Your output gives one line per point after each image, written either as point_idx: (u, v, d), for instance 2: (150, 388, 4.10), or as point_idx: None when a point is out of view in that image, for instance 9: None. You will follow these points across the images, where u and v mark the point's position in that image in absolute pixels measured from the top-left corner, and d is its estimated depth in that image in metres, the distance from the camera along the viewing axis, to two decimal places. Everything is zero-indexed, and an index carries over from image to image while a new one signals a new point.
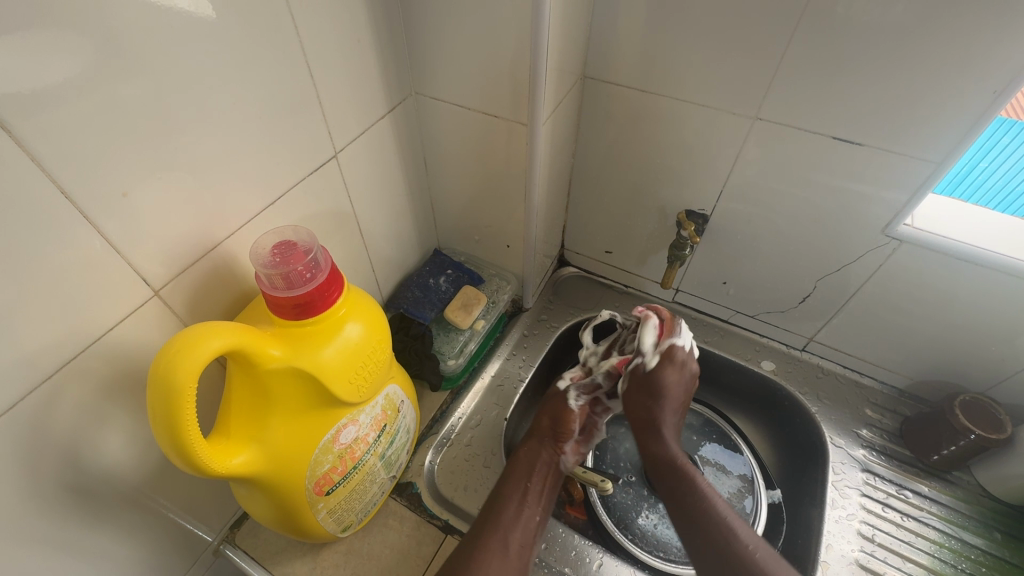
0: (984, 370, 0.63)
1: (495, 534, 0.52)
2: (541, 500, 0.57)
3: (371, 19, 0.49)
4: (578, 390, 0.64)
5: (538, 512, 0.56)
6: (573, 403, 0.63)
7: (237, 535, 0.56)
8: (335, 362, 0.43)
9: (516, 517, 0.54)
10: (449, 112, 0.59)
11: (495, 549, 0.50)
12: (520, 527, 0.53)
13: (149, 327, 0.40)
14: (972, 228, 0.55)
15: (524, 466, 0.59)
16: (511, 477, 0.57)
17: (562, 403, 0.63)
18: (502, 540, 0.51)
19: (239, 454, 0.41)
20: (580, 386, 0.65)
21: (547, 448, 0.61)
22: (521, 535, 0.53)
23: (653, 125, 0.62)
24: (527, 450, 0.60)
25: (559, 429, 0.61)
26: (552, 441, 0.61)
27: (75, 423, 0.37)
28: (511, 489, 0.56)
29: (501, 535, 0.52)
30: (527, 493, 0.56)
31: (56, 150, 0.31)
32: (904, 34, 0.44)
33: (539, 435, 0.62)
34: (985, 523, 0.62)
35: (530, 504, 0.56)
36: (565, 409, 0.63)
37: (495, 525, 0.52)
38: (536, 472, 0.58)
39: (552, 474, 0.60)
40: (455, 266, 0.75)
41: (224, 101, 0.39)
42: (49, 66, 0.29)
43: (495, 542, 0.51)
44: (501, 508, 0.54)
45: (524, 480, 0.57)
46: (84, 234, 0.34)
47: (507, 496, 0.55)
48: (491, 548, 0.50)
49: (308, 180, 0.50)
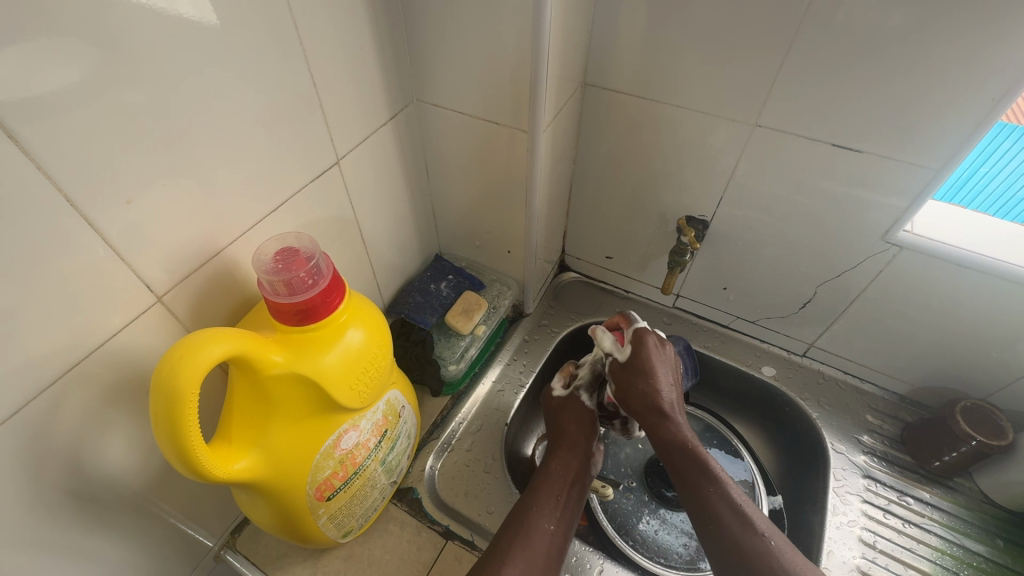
0: (986, 376, 0.62)
1: (522, 546, 0.49)
2: (572, 513, 0.55)
3: (373, 27, 0.50)
4: (589, 388, 0.66)
5: (566, 526, 0.53)
6: (588, 401, 0.66)
7: (237, 540, 0.57)
8: (337, 368, 0.43)
9: (546, 530, 0.51)
10: (450, 119, 0.59)
11: (521, 562, 0.48)
12: (547, 541, 0.51)
13: (152, 333, 0.41)
14: (972, 235, 0.55)
15: (554, 477, 0.57)
16: (540, 486, 0.55)
17: (583, 409, 0.64)
18: (529, 552, 0.49)
19: (241, 460, 0.41)
20: (590, 386, 0.66)
21: (576, 459, 0.59)
22: (548, 549, 0.50)
23: (653, 131, 0.62)
24: (558, 461, 0.59)
25: (583, 433, 0.62)
26: (581, 448, 0.60)
27: (79, 428, 0.38)
28: (544, 499, 0.54)
29: (528, 550, 0.49)
30: (557, 504, 0.54)
31: (60, 157, 0.31)
32: (902, 42, 0.45)
33: (566, 444, 0.61)
34: (986, 530, 0.62)
35: (557, 517, 0.53)
36: (587, 411, 0.65)
37: (523, 538, 0.50)
38: (568, 481, 0.57)
39: (582, 486, 0.58)
40: (456, 272, 0.75)
41: (228, 108, 0.39)
42: (54, 72, 0.29)
43: (523, 557, 0.48)
44: (532, 519, 0.52)
45: (556, 491, 0.55)
46: (88, 240, 0.34)
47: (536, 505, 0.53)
48: (517, 559, 0.48)
49: (310, 186, 0.50)
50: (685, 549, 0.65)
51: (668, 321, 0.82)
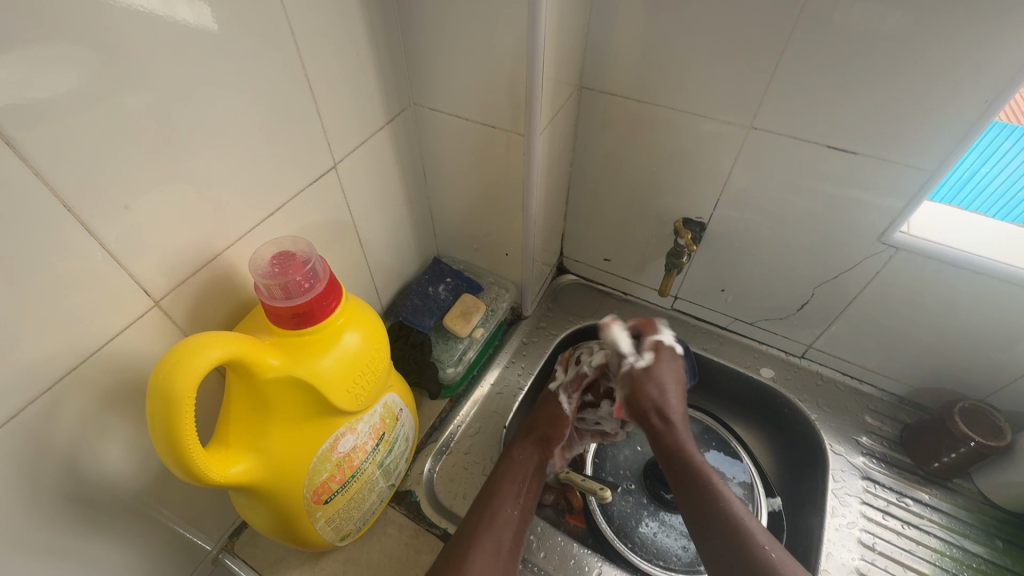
0: (983, 377, 0.63)
1: (488, 534, 0.52)
2: (530, 499, 0.57)
3: (369, 31, 0.50)
4: (568, 390, 0.64)
5: (525, 511, 0.56)
6: (565, 404, 0.64)
7: (236, 544, 0.57)
8: (334, 371, 0.43)
9: (510, 515, 0.54)
10: (447, 123, 0.59)
11: (488, 546, 0.51)
12: (511, 527, 0.53)
13: (150, 337, 0.41)
14: (970, 235, 0.55)
15: (516, 468, 0.58)
16: (504, 475, 0.57)
17: (556, 406, 0.64)
18: (495, 539, 0.51)
19: (237, 463, 0.41)
20: (570, 387, 0.64)
21: (537, 452, 0.61)
22: (512, 535, 0.53)
23: (649, 134, 0.62)
24: (522, 450, 0.60)
25: (551, 433, 0.62)
26: (546, 442, 0.61)
27: (76, 432, 0.38)
28: (507, 487, 0.56)
29: (494, 536, 0.52)
30: (519, 493, 0.56)
31: (56, 163, 0.31)
32: (896, 45, 0.45)
33: (531, 434, 0.62)
34: (986, 531, 0.62)
35: (520, 503, 0.56)
36: (559, 414, 0.63)
37: (489, 524, 0.52)
38: (529, 471, 0.59)
39: (539, 478, 0.59)
40: (454, 275, 0.76)
41: (224, 112, 0.40)
42: (52, 79, 0.30)
43: (489, 541, 0.51)
44: (496, 505, 0.54)
45: (519, 480, 0.57)
46: (85, 245, 0.34)
47: (499, 494, 0.55)
48: (485, 545, 0.51)
49: (308, 190, 0.50)
50: (684, 552, 0.65)
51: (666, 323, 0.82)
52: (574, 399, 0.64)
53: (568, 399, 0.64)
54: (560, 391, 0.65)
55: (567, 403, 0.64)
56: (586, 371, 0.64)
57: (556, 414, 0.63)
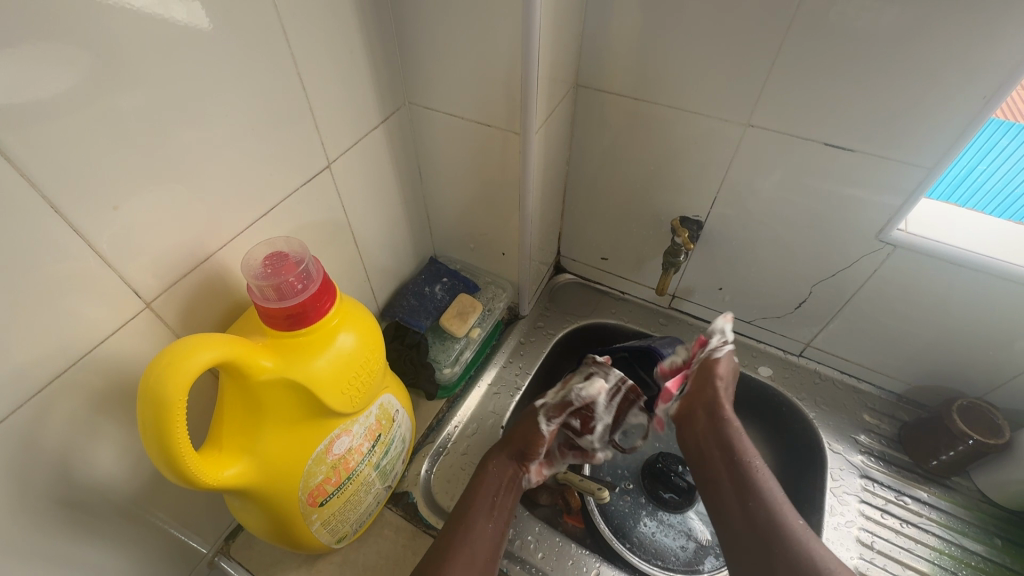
0: (981, 375, 0.62)
1: (460, 550, 0.51)
2: (505, 513, 0.56)
3: (363, 29, 0.50)
4: (550, 412, 0.63)
5: (501, 526, 0.55)
6: (544, 426, 0.61)
7: (232, 546, 0.56)
8: (328, 372, 0.43)
9: (484, 530, 0.54)
10: (442, 122, 0.59)
11: (462, 561, 0.50)
12: (486, 541, 0.53)
13: (141, 339, 0.40)
14: (967, 233, 0.55)
15: (491, 482, 0.58)
16: (478, 490, 0.57)
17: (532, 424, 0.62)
18: (469, 554, 0.51)
19: (231, 467, 0.41)
20: (553, 409, 0.63)
21: (512, 466, 0.60)
22: (488, 549, 0.53)
23: (645, 132, 0.62)
24: (496, 465, 0.59)
25: (527, 448, 0.60)
26: (521, 456, 0.60)
27: (67, 436, 0.37)
28: (480, 503, 0.56)
29: (467, 551, 0.51)
30: (493, 508, 0.56)
31: (43, 164, 0.31)
32: (894, 41, 0.45)
33: (507, 448, 0.60)
34: (985, 530, 0.62)
35: (495, 518, 0.55)
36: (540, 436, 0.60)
37: (463, 539, 0.52)
38: (505, 485, 0.58)
39: (515, 490, 0.59)
40: (450, 274, 0.75)
41: (216, 112, 0.39)
42: (39, 78, 0.29)
43: (463, 556, 0.51)
44: (470, 521, 0.54)
45: (491, 495, 0.57)
46: (73, 247, 0.34)
47: (473, 509, 0.55)
48: (458, 561, 0.50)
49: (302, 190, 0.50)
50: (683, 551, 0.64)
51: (663, 322, 0.81)
52: (554, 423, 0.63)
53: (550, 422, 0.62)
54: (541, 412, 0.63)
55: (548, 426, 0.61)
56: (573, 398, 0.63)
57: (531, 434, 0.61)
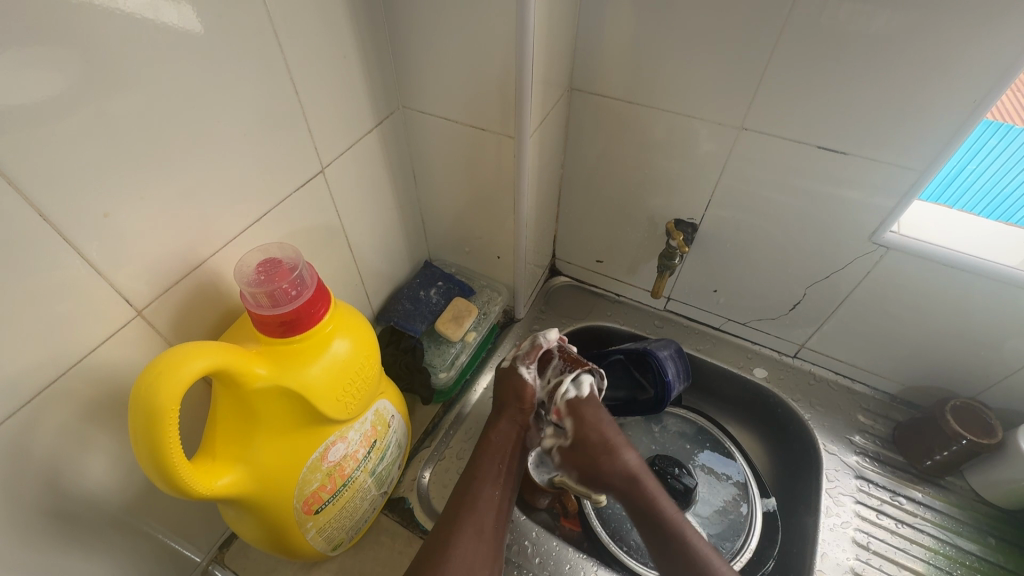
0: (974, 376, 0.63)
1: (469, 518, 0.52)
2: (510, 477, 0.57)
3: (356, 33, 0.49)
4: (523, 360, 0.61)
5: (509, 490, 0.57)
6: (526, 374, 0.60)
7: (226, 555, 0.56)
8: (323, 379, 0.43)
9: (491, 497, 0.55)
10: (436, 125, 0.59)
11: (470, 531, 0.52)
12: (492, 508, 0.54)
13: (134, 348, 0.40)
14: (958, 234, 0.56)
15: (496, 447, 0.58)
16: (482, 459, 0.57)
17: (515, 376, 0.61)
18: (476, 523, 0.52)
19: (224, 476, 0.40)
20: (525, 355, 0.61)
21: (516, 427, 0.59)
22: (494, 517, 0.54)
23: (639, 135, 0.62)
24: (500, 429, 0.59)
25: (522, 406, 0.60)
26: (521, 417, 0.59)
27: (58, 447, 0.37)
28: (486, 471, 0.56)
29: (476, 520, 0.52)
30: (499, 473, 0.56)
31: (33, 172, 0.30)
32: (886, 45, 0.45)
33: (504, 411, 0.60)
34: (979, 529, 0.62)
35: (501, 485, 0.56)
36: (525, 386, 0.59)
37: (470, 509, 0.53)
38: (507, 450, 0.58)
39: (518, 455, 0.59)
40: (445, 278, 0.75)
41: (209, 118, 0.39)
42: (28, 84, 0.29)
43: (470, 526, 0.52)
44: (476, 489, 0.55)
45: (498, 460, 0.57)
46: (63, 255, 0.33)
47: (479, 478, 0.55)
48: (466, 531, 0.51)
49: (295, 195, 0.49)
50: None
51: (659, 324, 0.81)
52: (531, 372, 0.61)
53: (528, 369, 0.61)
54: (517, 361, 0.62)
55: (529, 373, 0.60)
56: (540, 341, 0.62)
57: (519, 387, 0.60)
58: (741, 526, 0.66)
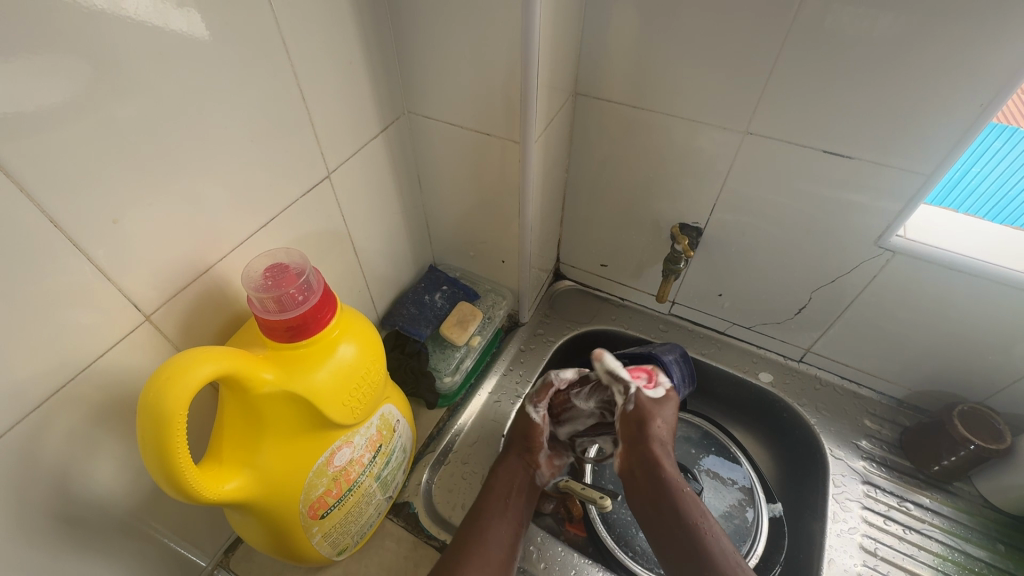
0: (982, 379, 0.62)
1: (476, 548, 0.52)
2: (518, 512, 0.57)
3: (362, 38, 0.50)
4: (534, 399, 0.61)
5: (517, 524, 0.57)
6: (535, 414, 0.61)
7: (231, 560, 0.56)
8: (329, 385, 0.43)
9: (497, 528, 0.55)
10: (440, 130, 0.59)
11: (478, 559, 0.51)
12: (501, 541, 0.54)
13: (142, 352, 0.40)
14: (963, 238, 0.55)
15: (503, 483, 0.58)
16: (490, 494, 0.57)
17: (524, 417, 0.61)
18: (485, 552, 0.52)
19: (231, 480, 0.41)
20: (535, 396, 0.61)
21: (522, 466, 0.60)
22: (503, 549, 0.54)
23: (644, 139, 0.62)
24: (506, 467, 0.60)
25: (530, 443, 0.60)
26: (528, 455, 0.60)
27: (66, 451, 0.37)
28: (493, 503, 0.56)
29: (484, 551, 0.52)
30: (507, 507, 0.57)
31: (43, 178, 0.31)
32: (891, 49, 0.45)
33: (513, 447, 0.61)
34: (987, 535, 0.62)
35: (508, 518, 0.56)
36: (531, 427, 0.60)
37: (478, 541, 0.53)
38: (515, 487, 0.59)
39: (529, 489, 0.60)
40: (450, 282, 0.75)
41: (216, 123, 0.39)
42: (39, 90, 0.29)
43: (478, 555, 0.52)
44: (484, 521, 0.55)
45: (503, 496, 0.57)
46: (73, 261, 0.34)
47: (487, 509, 0.56)
48: (474, 559, 0.51)
49: (301, 200, 0.50)
50: None
51: (664, 328, 0.81)
52: (541, 409, 0.61)
53: (537, 409, 0.61)
54: (526, 402, 0.62)
55: (537, 413, 0.61)
56: (552, 378, 0.61)
57: (527, 425, 0.61)
58: (746, 531, 0.66)
